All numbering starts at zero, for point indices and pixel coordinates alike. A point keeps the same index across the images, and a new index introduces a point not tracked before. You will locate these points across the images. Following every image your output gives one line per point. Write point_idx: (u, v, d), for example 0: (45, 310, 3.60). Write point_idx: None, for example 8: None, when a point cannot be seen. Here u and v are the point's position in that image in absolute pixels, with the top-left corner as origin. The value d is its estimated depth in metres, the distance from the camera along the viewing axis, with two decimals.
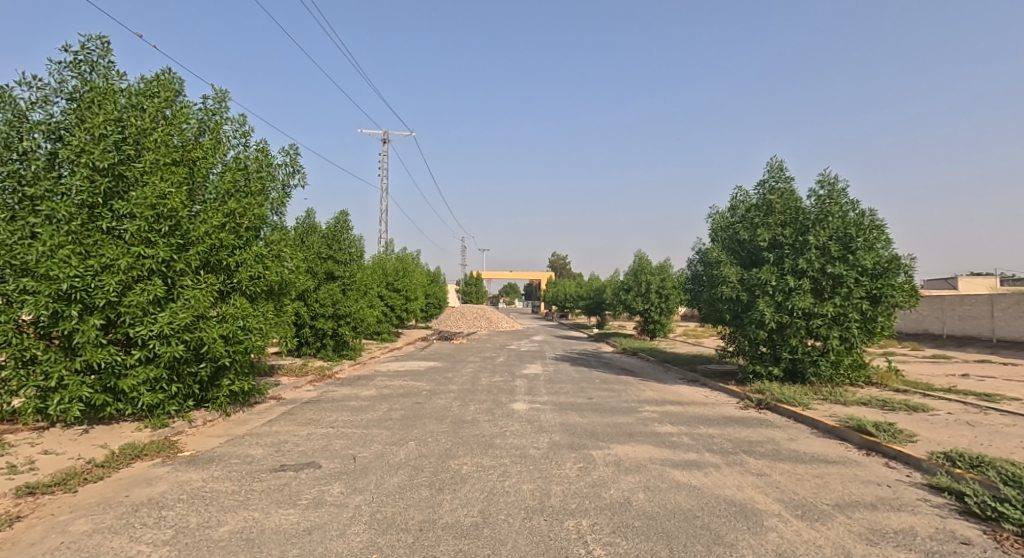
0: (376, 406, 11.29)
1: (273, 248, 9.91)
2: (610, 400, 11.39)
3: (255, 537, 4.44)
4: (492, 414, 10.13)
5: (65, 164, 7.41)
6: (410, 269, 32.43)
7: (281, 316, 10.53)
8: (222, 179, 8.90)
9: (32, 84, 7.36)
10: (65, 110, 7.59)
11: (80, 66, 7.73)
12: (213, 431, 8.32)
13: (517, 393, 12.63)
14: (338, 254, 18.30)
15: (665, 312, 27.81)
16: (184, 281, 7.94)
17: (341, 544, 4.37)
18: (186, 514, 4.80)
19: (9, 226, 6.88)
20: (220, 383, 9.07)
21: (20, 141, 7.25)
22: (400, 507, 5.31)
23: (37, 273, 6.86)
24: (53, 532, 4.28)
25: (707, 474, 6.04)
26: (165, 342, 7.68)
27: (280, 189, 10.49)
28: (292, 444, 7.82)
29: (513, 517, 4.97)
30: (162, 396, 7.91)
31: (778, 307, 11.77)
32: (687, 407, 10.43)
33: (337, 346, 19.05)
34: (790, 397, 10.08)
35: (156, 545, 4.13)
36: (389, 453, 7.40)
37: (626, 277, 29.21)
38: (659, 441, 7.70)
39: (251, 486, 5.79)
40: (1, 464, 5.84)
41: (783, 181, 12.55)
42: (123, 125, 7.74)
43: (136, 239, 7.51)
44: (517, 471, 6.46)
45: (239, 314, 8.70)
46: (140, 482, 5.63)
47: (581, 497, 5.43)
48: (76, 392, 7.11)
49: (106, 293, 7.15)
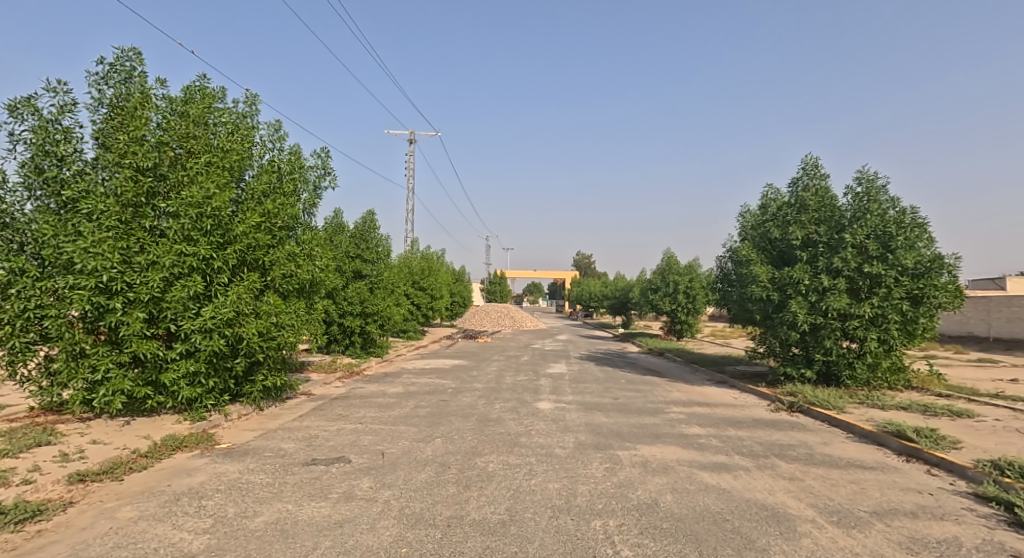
0: (403, 403, 11.41)
1: (304, 248, 10.20)
2: (636, 400, 11.35)
3: (289, 528, 4.57)
4: (517, 413, 10.16)
5: (105, 168, 7.72)
6: (435, 268, 32.72)
7: (312, 313, 10.77)
8: (255, 182, 9.16)
9: (65, 92, 7.66)
10: (111, 114, 7.95)
11: (119, 72, 8.06)
12: (248, 424, 8.56)
13: (542, 392, 12.61)
14: (365, 254, 18.57)
15: (693, 312, 27.46)
16: (222, 279, 8.16)
17: (371, 537, 4.48)
18: (224, 504, 4.95)
19: (62, 225, 7.22)
20: (254, 378, 9.31)
21: (61, 145, 7.54)
22: (428, 503, 5.39)
23: (81, 270, 7.12)
24: (101, 518, 4.47)
25: (736, 477, 5.97)
26: (205, 337, 7.93)
27: (310, 191, 10.83)
28: (322, 439, 8.01)
29: (539, 515, 5.00)
30: (200, 390, 8.13)
31: (812, 308, 11.52)
32: (716, 409, 10.28)
33: (364, 343, 19.39)
34: (824, 400, 9.89)
35: (198, 533, 4.28)
36: (416, 450, 7.50)
37: (653, 276, 28.92)
38: (687, 442, 7.63)
39: (284, 479, 5.95)
40: (55, 452, 6.12)
41: (817, 179, 12.34)
42: (158, 130, 8.02)
43: (179, 237, 7.76)
44: (542, 470, 6.47)
45: (273, 311, 8.92)
46: (181, 472, 5.84)
47: (608, 498, 5.43)
48: (118, 385, 7.39)
49: (150, 288, 7.39)
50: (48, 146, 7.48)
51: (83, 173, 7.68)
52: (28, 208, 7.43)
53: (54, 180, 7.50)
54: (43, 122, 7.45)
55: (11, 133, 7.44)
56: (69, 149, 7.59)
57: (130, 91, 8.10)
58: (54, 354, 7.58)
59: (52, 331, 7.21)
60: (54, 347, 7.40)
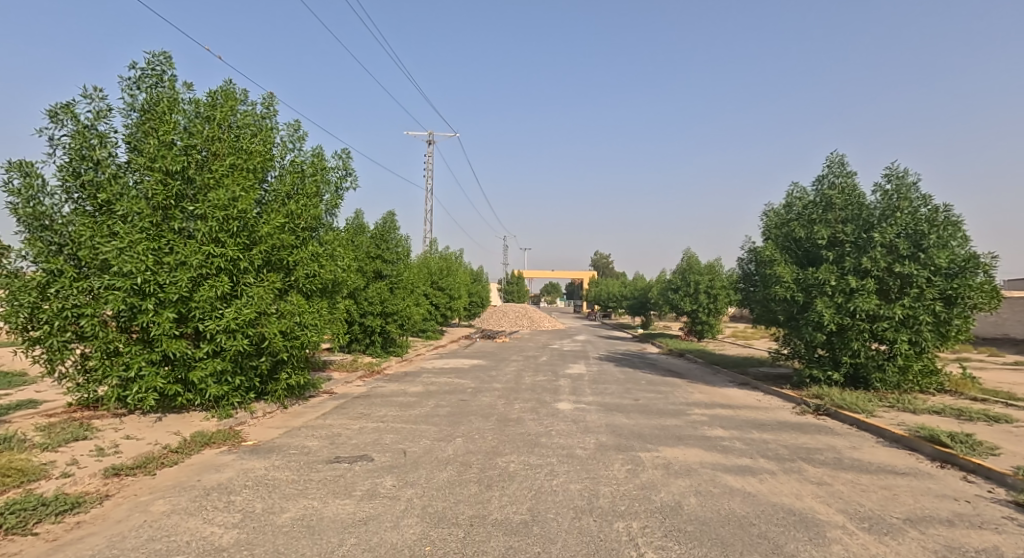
0: (423, 402, 11.48)
1: (326, 248, 10.32)
2: (657, 401, 11.26)
3: (315, 525, 4.63)
4: (537, 414, 10.14)
5: (137, 171, 7.89)
6: (454, 268, 32.83)
7: (334, 313, 10.88)
8: (278, 183, 9.29)
9: (99, 97, 7.85)
10: (142, 118, 8.12)
11: (149, 77, 8.24)
12: (272, 422, 8.68)
13: (561, 393, 12.57)
14: (386, 254, 18.69)
15: (714, 312, 27.14)
16: (247, 279, 8.27)
17: (395, 535, 4.51)
18: (252, 500, 5.03)
19: (97, 227, 7.41)
20: (278, 377, 9.44)
21: (95, 149, 7.73)
22: (450, 502, 5.41)
23: (115, 271, 7.29)
24: (136, 511, 4.58)
25: (762, 481, 5.89)
26: (231, 337, 8.06)
27: (332, 192, 10.97)
28: (345, 437, 8.10)
29: (562, 516, 4.99)
30: (227, 388, 8.26)
31: (838, 309, 11.27)
32: (739, 411, 10.15)
33: (384, 343, 19.54)
34: (852, 403, 9.70)
35: (227, 527, 4.35)
36: (437, 449, 7.54)
37: (673, 276, 28.64)
38: (710, 445, 7.54)
39: (309, 476, 6.03)
40: (91, 446, 6.29)
41: (843, 176, 12.13)
42: (186, 133, 8.17)
43: (207, 238, 7.89)
44: (563, 471, 6.45)
45: (296, 311, 9.02)
46: (210, 468, 5.94)
47: (630, 499, 5.39)
48: (151, 382, 7.60)
49: (179, 289, 7.53)
50: (84, 150, 7.68)
51: (116, 176, 7.87)
52: (66, 210, 7.64)
53: (90, 184, 7.70)
54: (79, 127, 7.64)
55: (51, 138, 7.66)
56: (103, 152, 7.77)
57: (160, 95, 8.28)
58: (90, 352, 7.80)
59: (88, 330, 7.41)
60: (90, 345, 7.61)
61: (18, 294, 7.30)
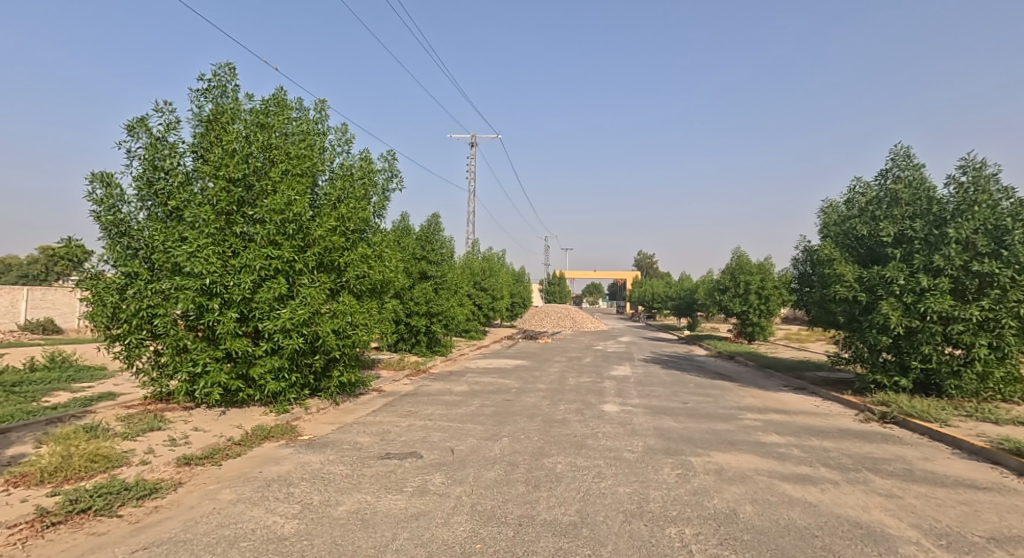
0: (469, 401, 11.58)
1: (374, 249, 10.55)
2: (707, 405, 11.00)
3: (369, 518, 4.73)
4: (582, 415, 10.08)
5: (202, 179, 8.27)
6: (496, 269, 33.00)
7: (382, 312, 11.10)
8: (329, 187, 9.57)
9: (170, 111, 8.29)
10: (207, 129, 8.52)
11: (213, 88, 8.64)
12: (326, 418, 8.94)
13: (607, 395, 12.45)
14: (431, 255, 18.97)
15: (766, 313, 26.29)
16: (302, 280, 8.53)
17: (446, 531, 4.56)
18: (309, 492, 5.19)
19: (168, 232, 7.84)
20: (331, 374, 9.70)
21: (166, 159, 8.16)
22: (498, 501, 5.44)
23: (186, 272, 7.70)
24: (205, 499, 4.80)
25: (824, 490, 5.67)
26: (287, 336, 8.34)
27: (379, 193, 11.25)
28: (395, 434, 8.25)
29: (611, 519, 4.94)
30: (284, 384, 8.56)
31: (906, 310, 10.80)
32: (795, 417, 9.81)
33: (430, 342, 19.84)
34: (923, 411, 9.21)
35: (288, 517, 4.51)
36: (484, 448, 7.59)
37: (722, 276, 27.89)
38: (766, 451, 7.31)
39: (362, 471, 6.18)
40: (164, 436, 6.64)
41: (911, 169, 11.56)
42: (247, 141, 8.51)
43: (265, 241, 8.19)
44: (612, 474, 6.39)
45: (348, 311, 9.25)
46: (270, 460, 6.17)
47: (683, 505, 5.29)
48: (216, 378, 7.98)
49: (241, 290, 7.85)
50: (157, 161, 8.12)
51: (185, 184, 8.29)
52: (141, 217, 8.11)
53: (161, 191, 8.14)
54: (152, 139, 8.09)
55: (128, 150, 8.14)
56: (173, 162, 8.19)
57: (225, 106, 8.68)
58: (162, 348, 8.25)
59: (161, 328, 7.84)
60: (163, 342, 8.06)
61: (102, 296, 7.82)
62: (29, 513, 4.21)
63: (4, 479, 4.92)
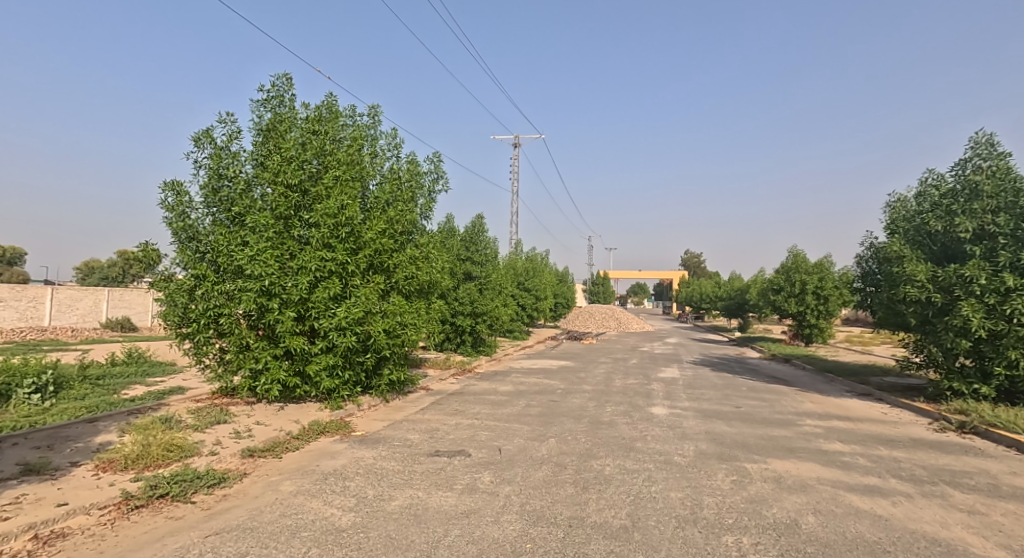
0: (514, 401, 11.59)
1: (422, 250, 10.71)
2: (762, 410, 10.65)
3: (421, 514, 4.80)
4: (630, 417, 9.93)
5: (262, 185, 8.59)
6: (540, 269, 32.95)
7: (430, 312, 11.26)
8: (379, 191, 9.78)
9: (232, 121, 8.65)
10: (266, 137, 8.84)
11: (272, 98, 8.96)
12: (377, 414, 9.13)
13: (655, 397, 12.22)
14: (475, 255, 19.14)
15: (824, 314, 25.25)
16: (354, 281, 8.73)
17: (496, 530, 4.58)
18: (364, 486, 5.31)
19: (232, 237, 8.18)
20: (382, 372, 9.89)
21: (230, 167, 8.52)
22: (548, 501, 5.42)
23: (247, 274, 8.04)
24: (268, 489, 4.98)
25: (895, 504, 5.39)
26: (341, 334, 8.56)
27: (425, 195, 11.42)
28: (443, 432, 8.35)
29: (664, 524, 4.84)
30: (338, 382, 8.81)
31: (989, 312, 10.14)
32: (860, 425, 9.37)
33: (475, 342, 19.98)
34: (1007, 422, 8.63)
35: (344, 510, 4.62)
36: (531, 448, 7.58)
37: (775, 275, 26.98)
38: (829, 460, 7.01)
39: (412, 467, 6.27)
40: (229, 429, 6.93)
41: (993, 158, 10.85)
42: (303, 148, 8.79)
43: (320, 244, 8.44)
44: (663, 478, 6.26)
45: (397, 311, 9.42)
46: (326, 454, 6.35)
47: (740, 513, 5.13)
48: (276, 374, 8.29)
49: (298, 290, 8.11)
50: (221, 169, 8.49)
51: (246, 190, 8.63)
52: (207, 222, 8.48)
53: (224, 198, 8.50)
54: (216, 149, 8.46)
55: (195, 160, 8.54)
56: (235, 170, 8.54)
57: (282, 115, 8.99)
58: (227, 345, 8.63)
59: (227, 327, 8.21)
60: (228, 340, 8.43)
61: (174, 297, 8.25)
62: (115, 496, 4.48)
63: (92, 464, 5.26)
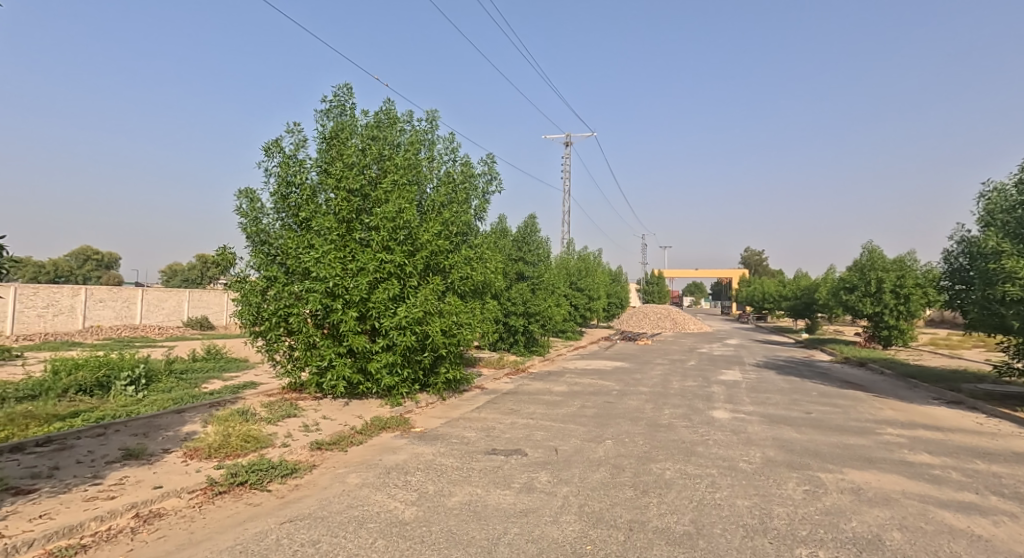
0: (568, 402, 11.52)
1: (476, 251, 10.82)
2: (836, 417, 10.14)
3: (480, 511, 4.84)
4: (690, 421, 9.69)
5: (325, 191, 8.90)
6: (592, 268, 32.63)
7: (484, 312, 11.36)
8: (434, 194, 9.94)
9: (298, 131, 9.00)
10: (329, 145, 9.16)
11: (334, 108, 9.26)
12: (434, 412, 9.29)
13: (716, 400, 11.86)
14: (527, 255, 19.19)
15: (905, 315, 23.79)
16: (412, 282, 8.90)
17: (555, 530, 4.56)
18: (425, 481, 5.41)
19: (299, 240, 8.52)
20: (439, 370, 10.05)
21: (297, 174, 8.87)
22: (607, 503, 5.36)
23: (313, 276, 8.35)
24: (336, 481, 5.16)
25: (994, 523, 5.01)
26: (401, 333, 8.76)
27: (479, 196, 11.52)
28: (499, 430, 8.40)
29: (731, 533, 4.69)
30: (398, 379, 9.02)
31: None
32: (947, 435, 8.76)
33: (527, 342, 19.99)
34: None
35: (407, 504, 4.72)
36: (587, 449, 7.51)
37: (848, 273, 25.65)
38: (916, 473, 6.59)
39: (470, 464, 6.34)
40: (299, 422, 7.23)
41: None
42: (364, 155, 9.05)
43: (380, 246, 8.66)
44: (728, 484, 6.07)
45: (453, 311, 9.55)
46: (387, 449, 6.51)
47: (815, 525, 4.90)
48: (341, 371, 8.60)
49: (359, 291, 8.34)
50: (289, 177, 8.86)
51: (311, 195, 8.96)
52: (277, 226, 8.87)
53: (291, 203, 8.86)
54: (284, 158, 8.84)
55: (265, 168, 8.95)
56: (301, 177, 8.88)
57: (343, 123, 9.29)
58: (295, 343, 9.00)
59: (296, 325, 8.56)
60: (297, 338, 8.79)
61: (249, 298, 8.70)
62: (202, 481, 4.76)
63: (181, 451, 5.61)
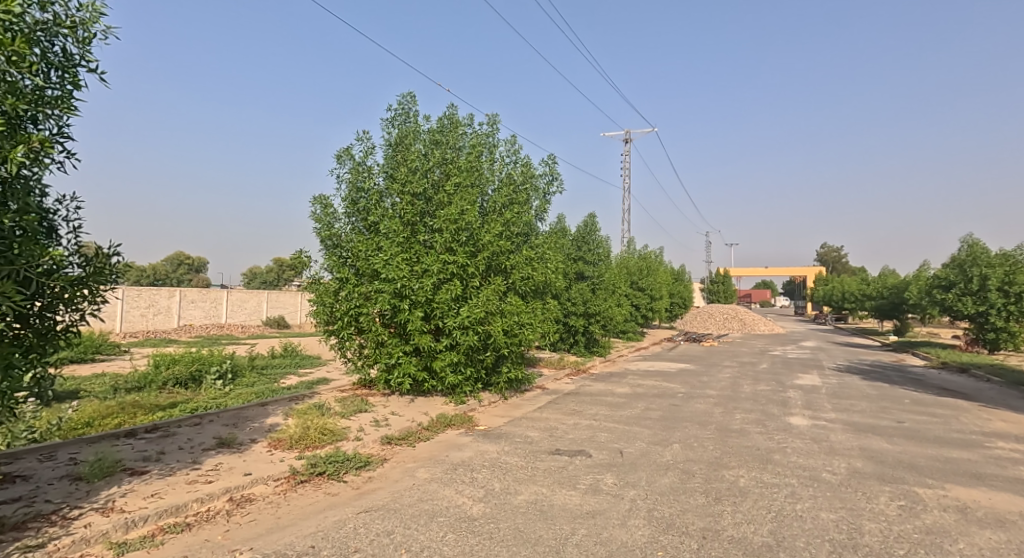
0: (632, 404, 11.31)
1: (537, 251, 10.81)
2: (932, 427, 9.41)
3: (547, 510, 4.83)
4: (764, 427, 9.28)
5: (391, 196, 9.16)
6: (654, 268, 31.95)
7: (545, 312, 11.33)
8: (496, 196, 10.01)
9: (366, 139, 9.31)
10: (394, 151, 9.42)
11: (398, 115, 9.52)
12: (498, 411, 9.35)
13: (791, 406, 11.31)
14: (587, 255, 19.07)
15: (1014, 315, 21.77)
16: (474, 283, 9.00)
17: (624, 533, 4.49)
18: (491, 479, 5.45)
19: (367, 243, 8.80)
20: (501, 369, 10.11)
21: (365, 180, 9.17)
22: (677, 509, 5.21)
23: (381, 277, 8.60)
24: (406, 475, 5.29)
25: None
26: (464, 332, 8.87)
27: (540, 197, 11.51)
28: (562, 431, 8.34)
29: (815, 547, 4.45)
30: (462, 377, 9.14)
31: None
32: None
33: (588, 343, 19.78)
34: None
35: (474, 500, 4.78)
36: (654, 452, 7.33)
37: (944, 270, 23.84)
38: None
39: (536, 464, 6.34)
40: (370, 418, 7.47)
41: None
42: (427, 160, 9.25)
43: (443, 248, 8.81)
44: (809, 495, 5.76)
45: (515, 311, 9.59)
46: (453, 446, 6.61)
47: (916, 545, 4.56)
48: (407, 369, 8.81)
49: (423, 292, 8.52)
50: (359, 183, 9.17)
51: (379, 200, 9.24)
52: (349, 230, 9.21)
53: (360, 208, 9.18)
54: (354, 165, 9.16)
55: (337, 175, 9.31)
56: (369, 183, 9.18)
57: (408, 130, 9.53)
58: (366, 341, 9.30)
59: (366, 324, 8.85)
60: (367, 337, 9.06)
61: (326, 300, 9.09)
62: (287, 469, 5.00)
63: (267, 441, 5.93)
